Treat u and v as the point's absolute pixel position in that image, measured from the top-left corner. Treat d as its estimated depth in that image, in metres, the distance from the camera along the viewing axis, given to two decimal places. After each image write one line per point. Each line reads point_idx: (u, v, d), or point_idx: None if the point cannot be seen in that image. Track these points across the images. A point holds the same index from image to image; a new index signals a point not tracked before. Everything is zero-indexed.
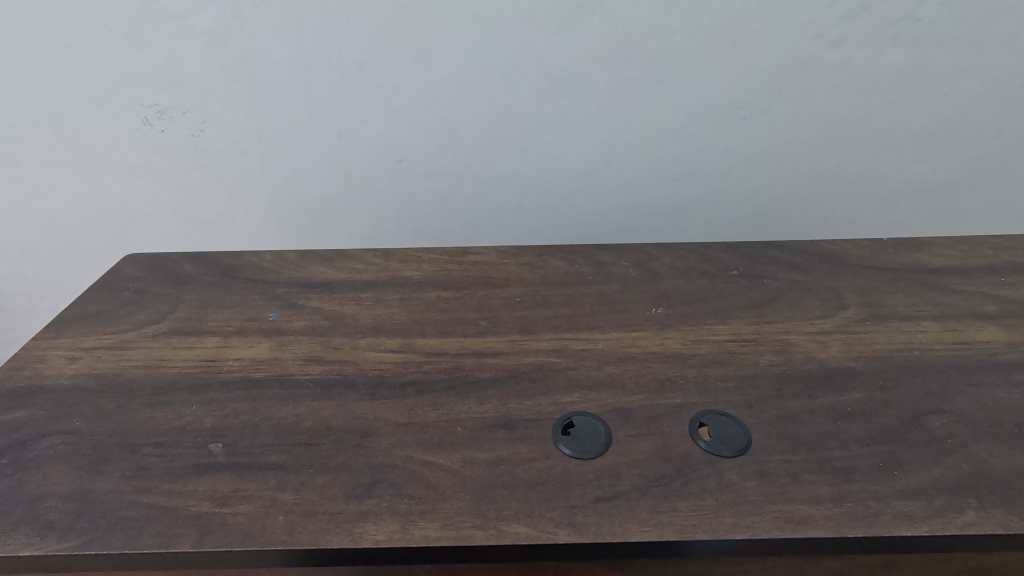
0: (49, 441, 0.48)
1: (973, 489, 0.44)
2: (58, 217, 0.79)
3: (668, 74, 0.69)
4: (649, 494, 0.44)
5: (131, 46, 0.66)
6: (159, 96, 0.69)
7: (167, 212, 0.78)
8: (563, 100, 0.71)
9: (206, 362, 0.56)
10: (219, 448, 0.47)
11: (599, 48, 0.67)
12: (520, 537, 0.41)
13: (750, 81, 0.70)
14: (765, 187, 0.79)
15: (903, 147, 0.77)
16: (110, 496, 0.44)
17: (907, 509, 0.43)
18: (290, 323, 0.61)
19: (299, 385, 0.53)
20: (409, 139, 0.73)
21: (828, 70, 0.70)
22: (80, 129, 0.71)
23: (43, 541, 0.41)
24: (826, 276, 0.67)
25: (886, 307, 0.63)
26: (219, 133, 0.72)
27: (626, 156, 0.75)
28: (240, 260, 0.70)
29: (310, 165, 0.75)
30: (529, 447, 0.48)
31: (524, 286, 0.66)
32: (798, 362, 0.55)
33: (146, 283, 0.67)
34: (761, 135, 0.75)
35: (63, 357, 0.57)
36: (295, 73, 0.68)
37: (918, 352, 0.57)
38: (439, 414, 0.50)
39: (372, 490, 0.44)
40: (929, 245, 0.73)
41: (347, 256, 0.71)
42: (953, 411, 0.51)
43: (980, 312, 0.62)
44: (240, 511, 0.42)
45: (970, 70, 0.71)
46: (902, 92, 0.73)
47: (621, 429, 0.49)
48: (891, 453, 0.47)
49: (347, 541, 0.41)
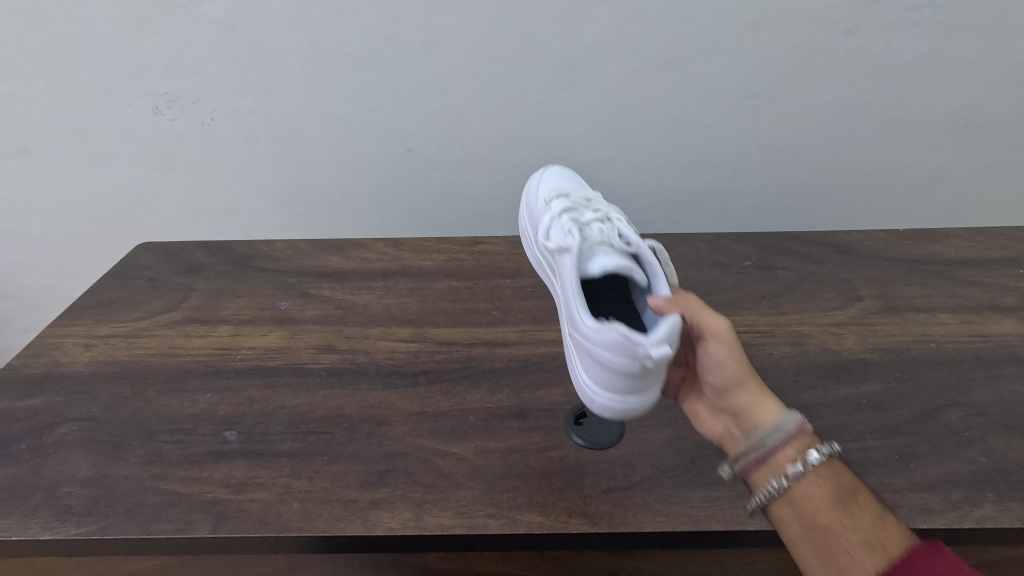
0: (66, 427, 0.49)
1: (991, 482, 0.44)
2: (71, 206, 0.79)
3: (680, 62, 0.68)
4: (662, 484, 0.44)
5: (141, 35, 0.65)
6: (170, 85, 0.69)
7: (180, 199, 0.79)
8: (573, 89, 0.70)
9: (220, 350, 0.56)
10: (234, 435, 0.47)
11: (612, 36, 0.66)
12: (534, 526, 0.41)
13: (764, 69, 0.69)
14: (777, 177, 0.79)
15: (918, 136, 0.76)
16: (128, 482, 0.44)
17: (922, 502, 0.43)
18: (302, 312, 0.61)
19: (312, 373, 0.53)
20: (418, 128, 0.73)
21: (844, 57, 0.69)
22: (93, 117, 0.71)
23: (63, 525, 0.41)
24: (841, 268, 0.66)
25: (902, 298, 0.62)
26: (228, 121, 0.72)
27: (636, 145, 0.75)
28: (252, 249, 0.71)
29: (320, 155, 0.75)
30: (542, 437, 0.48)
31: (535, 277, 0.66)
32: (812, 353, 0.55)
33: (158, 271, 0.68)
34: (773, 124, 0.74)
35: (79, 345, 0.57)
36: (306, 61, 0.67)
37: (935, 344, 0.56)
38: (452, 404, 0.50)
39: (386, 478, 0.44)
40: (946, 236, 0.72)
41: (358, 246, 0.71)
42: (970, 404, 0.50)
43: (998, 304, 0.61)
44: (255, 497, 0.43)
45: (990, 59, 0.70)
46: (919, 81, 0.71)
47: (634, 419, 0.49)
48: (907, 445, 0.47)
49: (362, 528, 0.41)
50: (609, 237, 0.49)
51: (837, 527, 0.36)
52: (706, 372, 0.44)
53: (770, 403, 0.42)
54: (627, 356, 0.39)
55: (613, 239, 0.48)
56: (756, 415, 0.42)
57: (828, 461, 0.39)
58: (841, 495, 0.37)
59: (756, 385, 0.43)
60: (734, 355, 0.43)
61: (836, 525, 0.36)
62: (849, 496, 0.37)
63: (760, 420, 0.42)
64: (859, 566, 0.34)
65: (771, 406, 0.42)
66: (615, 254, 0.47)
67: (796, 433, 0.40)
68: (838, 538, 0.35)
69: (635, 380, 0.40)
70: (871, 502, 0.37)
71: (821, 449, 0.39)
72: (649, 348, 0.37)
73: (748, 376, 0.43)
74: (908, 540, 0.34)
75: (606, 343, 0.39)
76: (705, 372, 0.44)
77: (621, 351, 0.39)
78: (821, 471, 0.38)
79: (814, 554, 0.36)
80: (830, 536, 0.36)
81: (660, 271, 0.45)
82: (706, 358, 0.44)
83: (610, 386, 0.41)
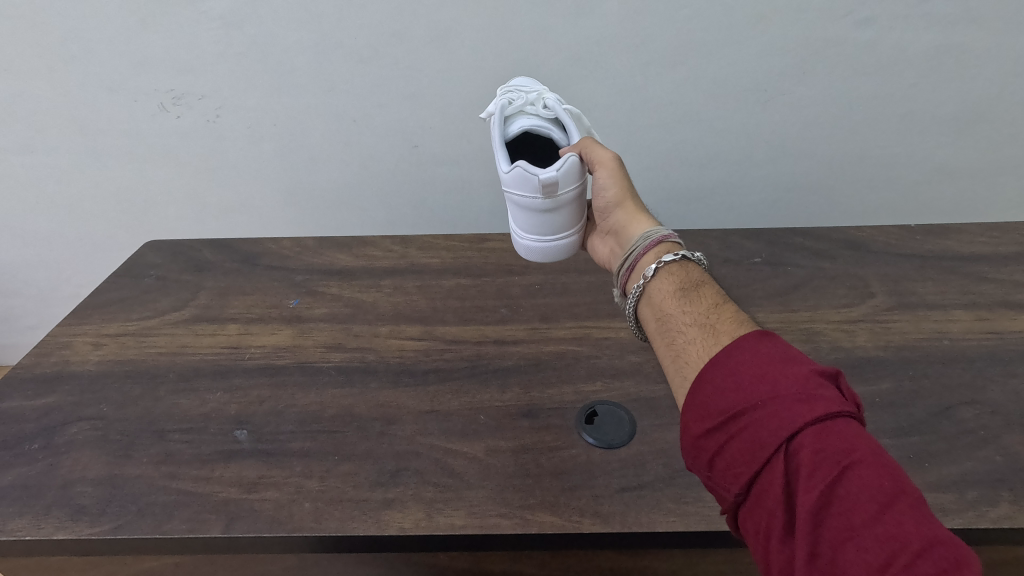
0: (78, 426, 0.49)
1: (1006, 481, 0.44)
2: (78, 204, 0.79)
3: (688, 56, 0.67)
4: (674, 484, 0.44)
5: (145, 31, 0.65)
6: (175, 82, 0.68)
7: (187, 197, 0.79)
8: (581, 83, 0.69)
9: (229, 349, 0.56)
10: (245, 434, 0.47)
11: (620, 31, 0.65)
12: (546, 526, 0.41)
13: (773, 63, 0.68)
14: (786, 172, 0.78)
15: (929, 130, 0.75)
16: (139, 481, 0.44)
17: (938, 502, 0.42)
18: (310, 310, 0.61)
19: (322, 372, 0.53)
20: (425, 124, 0.72)
21: (855, 50, 0.68)
22: (99, 115, 0.71)
23: (76, 525, 0.41)
24: (852, 264, 0.66)
25: (915, 295, 0.61)
26: (233, 118, 0.71)
27: (644, 140, 0.74)
28: (259, 247, 0.71)
29: (327, 151, 0.75)
30: (553, 436, 0.47)
31: (543, 274, 0.66)
32: (824, 351, 0.55)
33: (167, 269, 0.68)
34: (783, 118, 0.73)
35: (88, 344, 0.57)
36: (310, 57, 0.67)
37: (948, 341, 0.56)
38: (462, 402, 0.50)
39: (397, 477, 0.44)
40: (958, 231, 0.71)
41: (365, 244, 0.71)
42: (985, 402, 0.50)
43: (1011, 301, 0.60)
44: (267, 497, 0.43)
45: (1004, 51, 0.69)
46: (932, 74, 0.70)
47: (645, 418, 0.49)
48: (921, 444, 0.46)
49: (374, 528, 0.41)
50: (533, 101, 0.55)
51: (677, 314, 0.39)
52: (599, 200, 0.51)
53: (645, 220, 0.48)
54: (530, 188, 0.48)
55: (536, 101, 0.55)
56: (632, 231, 0.48)
57: (682, 262, 0.43)
58: (685, 287, 0.41)
59: (634, 205, 0.49)
60: (615, 179, 0.48)
61: (677, 313, 0.40)
62: (692, 287, 0.41)
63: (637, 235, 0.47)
64: (689, 343, 0.37)
65: (645, 222, 0.48)
66: (536, 115, 0.54)
67: (660, 240, 0.45)
68: (677, 323, 0.39)
69: (543, 212, 0.50)
70: (714, 293, 0.40)
71: (677, 253, 0.43)
72: (542, 177, 0.47)
73: (628, 198, 0.49)
74: (740, 323, 0.37)
75: (515, 179, 0.48)
76: (597, 200, 0.51)
77: (527, 186, 0.48)
78: (672, 270, 0.42)
79: (660, 339, 0.40)
80: (671, 322, 0.40)
81: (573, 124, 0.53)
82: (596, 186, 0.50)
83: (528, 220, 0.52)
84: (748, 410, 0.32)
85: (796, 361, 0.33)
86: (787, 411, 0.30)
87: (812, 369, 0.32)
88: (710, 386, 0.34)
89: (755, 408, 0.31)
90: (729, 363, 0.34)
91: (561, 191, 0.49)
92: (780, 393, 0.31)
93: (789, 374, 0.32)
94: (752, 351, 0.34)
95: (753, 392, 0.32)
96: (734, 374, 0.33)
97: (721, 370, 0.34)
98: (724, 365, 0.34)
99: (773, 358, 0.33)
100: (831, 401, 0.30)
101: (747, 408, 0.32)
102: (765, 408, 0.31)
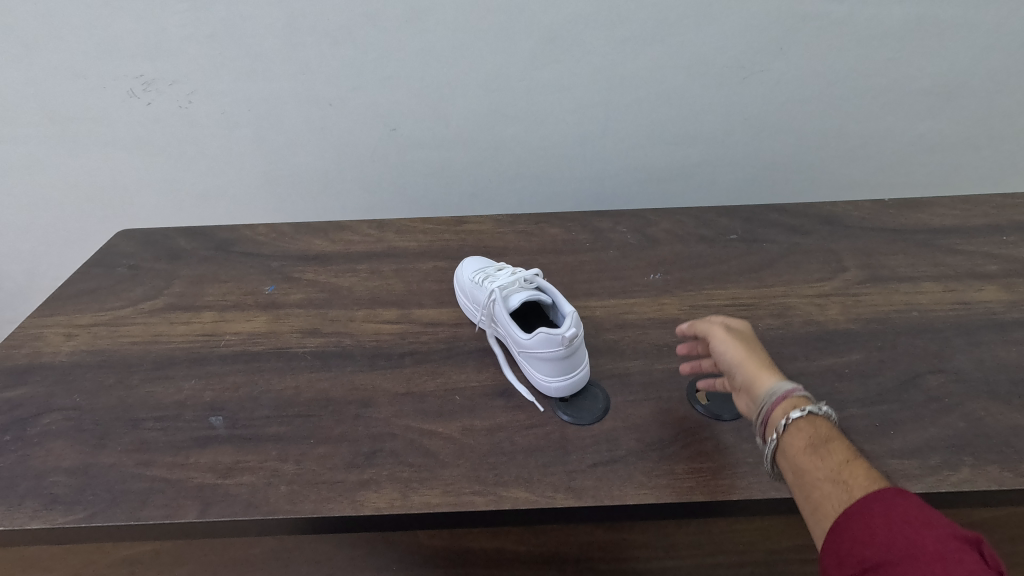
0: (51, 416, 0.48)
1: (968, 446, 0.45)
2: (49, 194, 0.78)
3: (665, 33, 0.67)
4: (646, 457, 0.45)
5: (110, 14, 0.63)
6: (145, 67, 0.67)
7: (160, 184, 0.78)
8: (558, 64, 0.69)
9: (204, 336, 0.56)
10: (220, 421, 0.47)
11: (593, 10, 0.65)
12: (520, 502, 0.41)
13: (749, 40, 0.68)
14: (765, 150, 0.78)
15: (906, 104, 0.75)
16: (113, 470, 0.44)
17: (903, 467, 0.43)
18: (286, 296, 0.60)
19: (298, 358, 0.53)
20: (400, 107, 0.71)
21: (830, 26, 0.68)
22: (66, 103, 0.69)
23: (50, 513, 0.41)
24: (826, 239, 0.67)
25: (886, 268, 0.62)
26: (207, 104, 0.70)
27: (624, 120, 0.74)
28: (234, 234, 0.70)
29: (303, 136, 0.74)
30: (528, 415, 0.48)
31: (521, 255, 0.66)
32: (796, 326, 0.55)
33: (140, 258, 0.67)
34: (760, 94, 0.73)
35: (60, 335, 0.57)
36: (281, 40, 0.65)
37: (917, 312, 0.57)
38: (438, 383, 0.50)
39: (373, 459, 0.44)
40: (931, 205, 0.72)
41: (341, 229, 0.71)
42: (951, 370, 0.51)
43: (980, 272, 0.61)
44: (242, 482, 0.43)
45: (978, 25, 0.69)
46: (908, 48, 0.70)
47: (619, 394, 0.50)
48: (888, 413, 0.47)
49: (349, 508, 0.41)
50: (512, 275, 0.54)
51: (809, 469, 0.36)
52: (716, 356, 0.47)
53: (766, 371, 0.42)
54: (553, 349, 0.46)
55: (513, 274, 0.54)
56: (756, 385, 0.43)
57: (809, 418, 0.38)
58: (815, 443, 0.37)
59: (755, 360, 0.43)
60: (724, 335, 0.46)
61: (808, 467, 0.36)
62: (822, 442, 0.37)
63: (752, 398, 0.42)
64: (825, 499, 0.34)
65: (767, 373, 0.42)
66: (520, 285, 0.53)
67: (782, 395, 0.40)
68: (810, 479, 0.36)
69: (569, 364, 0.47)
70: (845, 448, 0.37)
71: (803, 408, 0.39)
72: (565, 333, 0.46)
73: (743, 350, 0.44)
74: (876, 479, 0.34)
75: (539, 343, 0.47)
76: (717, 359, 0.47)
77: (552, 348, 0.46)
78: (799, 425, 0.38)
79: (797, 495, 0.37)
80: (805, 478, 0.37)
81: (554, 287, 0.52)
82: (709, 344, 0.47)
83: (556, 371, 0.47)
84: (881, 563, 0.29)
85: (940, 523, 0.30)
86: (925, 568, 0.27)
87: (955, 533, 0.29)
88: (839, 538, 0.32)
89: (890, 563, 0.29)
90: (861, 515, 0.32)
91: (576, 339, 0.47)
92: (918, 551, 0.28)
93: (928, 533, 0.29)
94: (887, 505, 0.31)
95: (886, 545, 0.29)
96: (867, 527, 0.31)
97: (859, 523, 0.31)
98: (855, 518, 0.32)
99: (910, 515, 0.30)
100: (975, 566, 0.26)
101: (881, 562, 0.29)
102: (899, 563, 0.28)
